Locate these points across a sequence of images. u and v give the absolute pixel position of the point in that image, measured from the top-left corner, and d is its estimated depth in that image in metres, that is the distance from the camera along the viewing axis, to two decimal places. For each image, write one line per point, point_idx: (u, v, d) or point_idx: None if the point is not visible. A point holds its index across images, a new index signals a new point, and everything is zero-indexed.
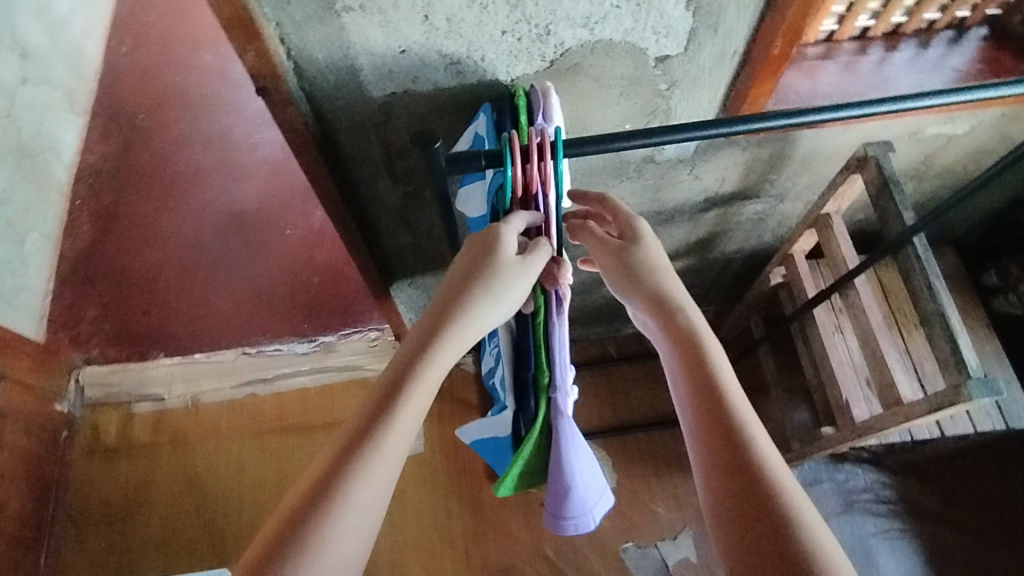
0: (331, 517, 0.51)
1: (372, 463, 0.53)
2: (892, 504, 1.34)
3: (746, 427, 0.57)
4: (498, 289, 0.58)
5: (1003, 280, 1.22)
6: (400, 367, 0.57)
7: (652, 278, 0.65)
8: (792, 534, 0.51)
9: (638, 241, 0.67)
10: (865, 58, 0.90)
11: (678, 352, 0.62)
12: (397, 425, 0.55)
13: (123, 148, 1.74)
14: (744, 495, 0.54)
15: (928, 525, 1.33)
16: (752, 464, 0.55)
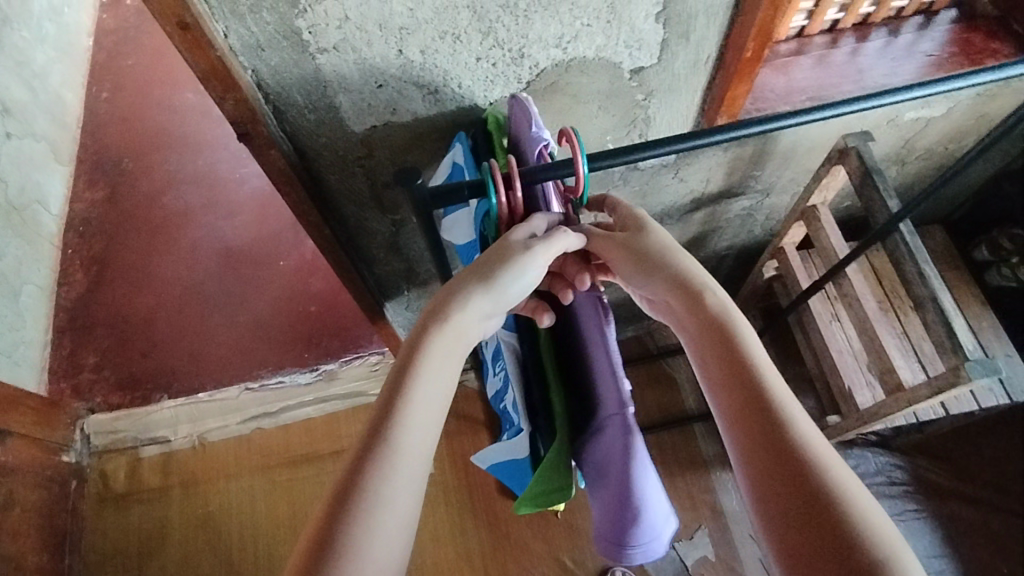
0: (365, 523, 0.48)
1: (400, 462, 0.50)
2: (905, 485, 1.35)
3: (784, 407, 0.52)
4: (514, 278, 0.57)
5: (994, 254, 1.23)
6: (409, 362, 0.54)
7: (666, 262, 0.60)
8: (844, 521, 0.46)
9: (644, 230, 0.63)
10: (837, 51, 0.91)
11: (702, 334, 0.57)
12: (420, 420, 0.52)
13: (111, 194, 1.75)
14: (787, 482, 0.49)
15: (943, 504, 1.33)
16: (794, 447, 0.50)
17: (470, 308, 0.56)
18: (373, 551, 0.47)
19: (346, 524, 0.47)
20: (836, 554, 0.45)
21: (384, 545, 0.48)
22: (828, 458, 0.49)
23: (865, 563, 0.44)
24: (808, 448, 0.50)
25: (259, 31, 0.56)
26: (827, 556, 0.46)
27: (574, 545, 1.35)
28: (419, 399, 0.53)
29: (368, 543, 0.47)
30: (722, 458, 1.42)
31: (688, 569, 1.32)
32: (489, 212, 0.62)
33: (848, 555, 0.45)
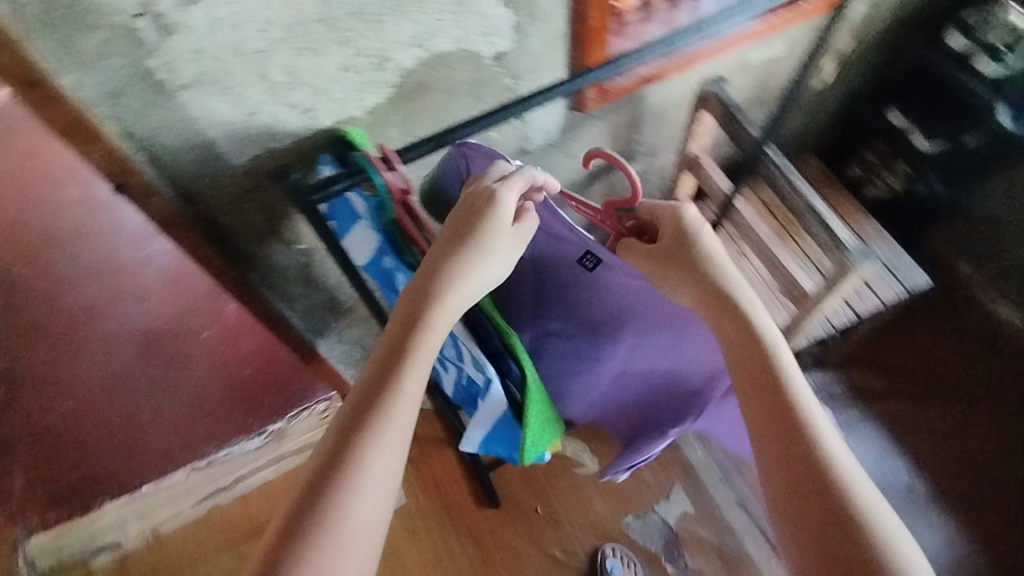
0: (341, 484, 0.54)
1: (379, 431, 0.56)
2: (845, 396, 1.44)
3: (807, 414, 0.60)
4: (490, 256, 0.59)
5: (865, 169, 1.42)
6: (393, 339, 0.60)
7: (705, 276, 0.65)
8: (835, 478, 0.56)
9: (694, 236, 0.66)
10: (679, 11, 0.99)
11: (733, 341, 0.63)
12: (395, 393, 0.57)
13: (4, 305, 1.64)
14: (790, 447, 0.58)
15: (880, 404, 1.43)
16: (798, 420, 0.59)
17: (450, 285, 0.59)
18: (346, 509, 0.53)
19: (326, 485, 0.54)
20: (835, 533, 0.55)
21: (362, 507, 0.54)
22: (824, 430, 0.59)
23: (860, 544, 0.54)
24: (808, 420, 0.59)
25: (111, 79, 0.56)
26: (827, 535, 0.55)
27: (561, 535, 1.37)
28: (398, 374, 0.58)
29: (342, 501, 0.53)
30: None
31: (673, 528, 1.38)
32: (378, 203, 0.64)
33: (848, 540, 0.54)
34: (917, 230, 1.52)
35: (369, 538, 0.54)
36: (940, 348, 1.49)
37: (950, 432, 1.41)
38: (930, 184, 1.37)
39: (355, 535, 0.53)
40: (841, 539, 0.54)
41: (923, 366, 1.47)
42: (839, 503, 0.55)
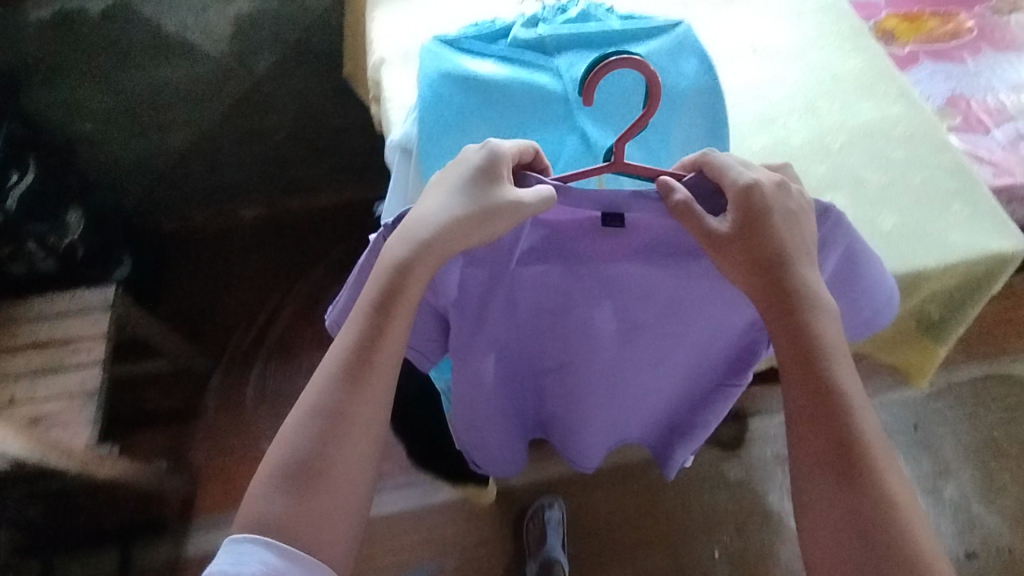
0: (313, 417, 0.59)
1: (353, 372, 0.60)
2: (238, 379, 1.53)
3: (843, 376, 0.58)
4: (461, 201, 0.63)
5: (14, 267, 1.27)
6: (389, 279, 0.62)
7: (787, 271, 0.61)
8: (848, 426, 0.56)
9: (753, 211, 0.62)
10: None
11: (772, 302, 0.61)
12: (370, 339, 0.61)
13: None
14: (809, 379, 0.58)
15: (259, 352, 1.57)
16: (821, 352, 0.59)
17: (427, 224, 0.63)
18: (309, 445, 0.58)
19: (318, 424, 0.59)
20: (857, 493, 0.54)
21: (345, 459, 0.59)
22: (867, 416, 0.57)
23: (881, 507, 0.53)
24: (839, 357, 0.59)
25: None
26: (848, 494, 0.54)
27: None
28: (373, 321, 0.61)
29: (312, 439, 0.59)
30: (178, 541, 1.35)
31: None
32: None
33: (872, 499, 0.53)
34: (132, 241, 1.60)
35: (348, 487, 0.59)
36: (248, 276, 1.68)
37: (292, 307, 1.64)
38: (64, 213, 1.34)
39: (337, 481, 0.58)
40: (868, 503, 0.53)
41: (239, 300, 1.64)
42: (859, 462, 0.54)
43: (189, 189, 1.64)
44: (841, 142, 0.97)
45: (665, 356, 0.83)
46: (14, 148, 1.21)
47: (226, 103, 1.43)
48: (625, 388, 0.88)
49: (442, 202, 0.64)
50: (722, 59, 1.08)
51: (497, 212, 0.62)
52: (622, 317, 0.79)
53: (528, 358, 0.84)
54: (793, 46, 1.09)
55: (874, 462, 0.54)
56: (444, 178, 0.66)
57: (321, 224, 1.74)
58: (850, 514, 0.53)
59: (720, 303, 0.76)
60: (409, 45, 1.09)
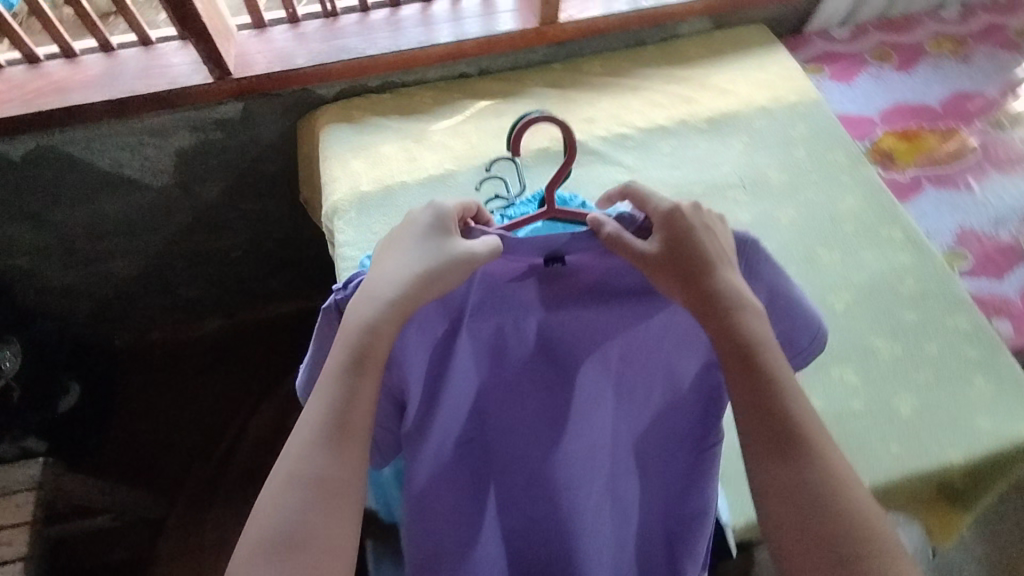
0: (290, 482, 0.53)
1: (328, 430, 0.54)
2: (197, 528, 1.36)
3: (779, 374, 0.53)
4: (421, 259, 0.58)
5: None
6: (356, 341, 0.55)
7: (713, 274, 0.55)
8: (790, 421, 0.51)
9: (678, 230, 0.57)
10: None
11: (709, 303, 0.55)
12: (343, 403, 0.55)
13: None
14: (749, 374, 0.52)
15: (221, 492, 1.40)
16: (754, 349, 0.53)
17: (387, 285, 0.58)
18: (291, 510, 0.52)
19: (294, 492, 0.52)
20: (810, 494, 0.49)
21: (325, 526, 0.52)
22: (803, 409, 0.52)
23: (837, 504, 0.48)
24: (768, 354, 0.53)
25: None
26: (806, 498, 0.49)
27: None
28: (339, 378, 0.55)
29: (295, 501, 0.52)
30: None
31: None
32: None
33: (825, 498, 0.49)
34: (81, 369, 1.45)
35: (323, 559, 0.51)
36: (209, 398, 1.52)
37: (254, 436, 1.46)
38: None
39: (319, 552, 0.51)
40: (822, 502, 0.49)
41: (195, 428, 1.48)
42: (800, 451, 0.50)
43: (143, 307, 1.49)
44: (845, 302, 0.87)
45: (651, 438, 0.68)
46: None
47: (176, 226, 1.29)
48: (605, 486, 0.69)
49: (395, 263, 0.59)
50: (709, 200, 0.98)
51: (454, 265, 0.57)
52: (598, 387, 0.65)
53: (494, 457, 0.68)
54: (785, 182, 1.00)
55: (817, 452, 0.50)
56: (391, 248, 0.62)
57: (283, 340, 1.58)
58: (799, 513, 0.49)
59: (700, 365, 0.64)
60: (363, 191, 0.99)
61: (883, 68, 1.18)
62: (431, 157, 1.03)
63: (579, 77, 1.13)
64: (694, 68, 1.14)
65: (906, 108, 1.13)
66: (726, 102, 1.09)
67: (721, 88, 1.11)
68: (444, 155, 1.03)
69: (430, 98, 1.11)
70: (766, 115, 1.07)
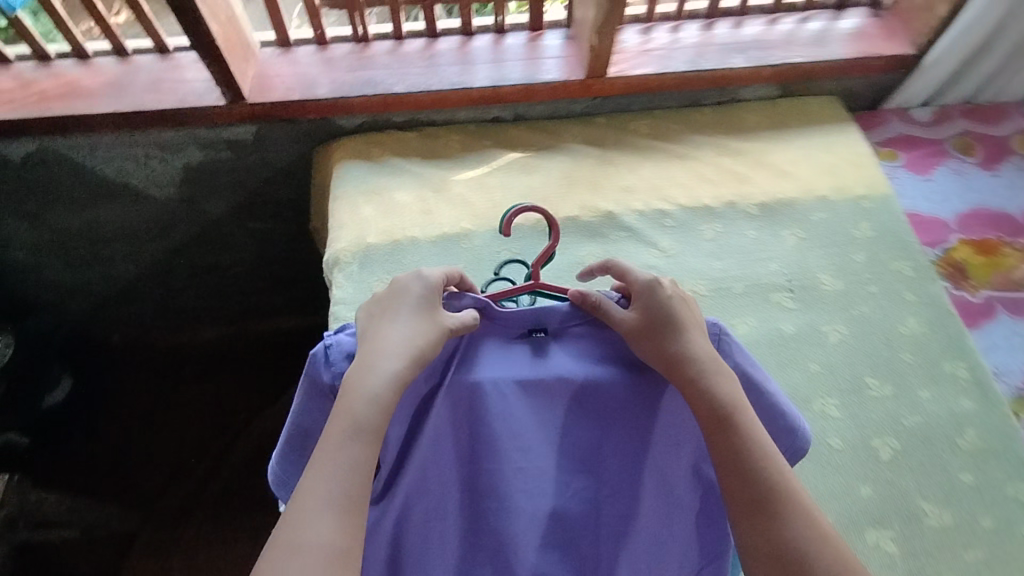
0: (296, 550, 0.48)
1: (333, 494, 0.51)
2: (165, 551, 1.29)
3: (749, 428, 0.57)
4: (413, 325, 0.60)
5: None
6: (358, 410, 0.54)
7: (683, 337, 0.61)
8: (760, 482, 0.54)
9: (656, 298, 0.63)
10: None
11: (683, 365, 0.60)
12: (346, 469, 0.52)
13: None
14: (721, 432, 0.57)
15: (199, 515, 1.33)
16: (725, 412, 0.57)
17: (383, 350, 0.58)
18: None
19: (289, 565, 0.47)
20: (788, 534, 0.52)
21: None
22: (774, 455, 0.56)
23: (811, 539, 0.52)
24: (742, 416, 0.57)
25: None
26: (786, 537, 0.52)
27: None
28: (338, 446, 0.53)
29: (304, 567, 0.47)
30: None
31: None
32: None
33: (803, 533, 0.52)
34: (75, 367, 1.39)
35: None
36: (200, 408, 1.45)
37: (239, 459, 1.39)
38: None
39: None
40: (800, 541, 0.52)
41: (178, 444, 1.41)
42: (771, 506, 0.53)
43: (142, 308, 1.43)
44: (891, 452, 0.77)
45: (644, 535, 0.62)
46: None
47: (181, 235, 1.23)
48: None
49: (384, 328, 0.60)
50: (750, 303, 0.88)
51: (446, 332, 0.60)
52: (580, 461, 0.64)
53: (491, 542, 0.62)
54: (837, 292, 0.89)
55: (785, 510, 0.53)
56: (376, 313, 0.62)
57: (282, 358, 1.51)
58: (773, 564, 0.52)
59: (686, 459, 0.63)
60: (368, 244, 0.91)
61: (964, 163, 1.05)
62: (449, 212, 0.94)
63: (622, 137, 1.03)
64: (751, 141, 1.03)
65: (986, 215, 0.99)
66: (783, 186, 0.97)
67: (780, 168, 0.99)
68: (462, 212, 0.94)
69: (456, 142, 1.02)
70: (826, 207, 0.96)
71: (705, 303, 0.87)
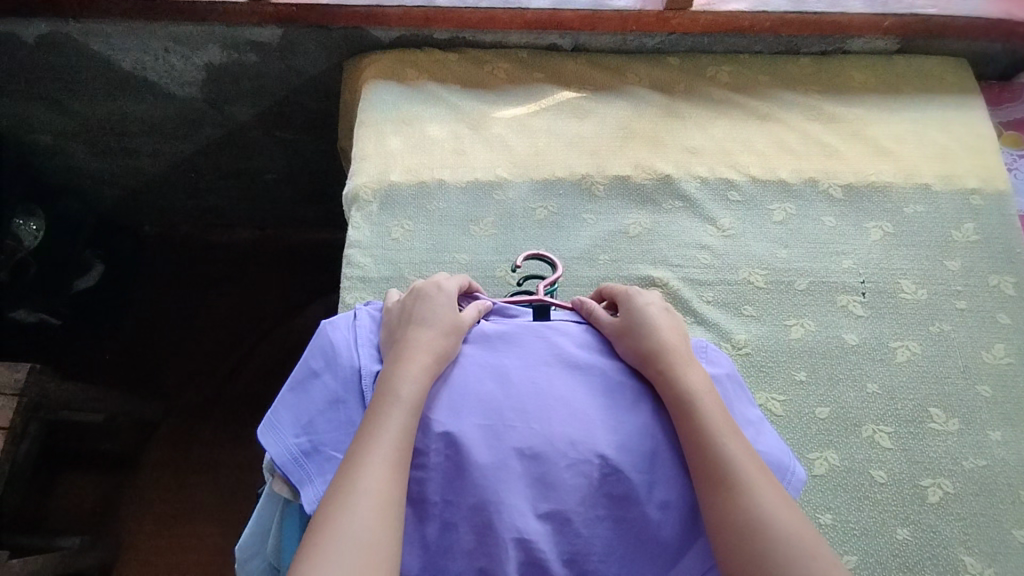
0: (348, 503, 0.44)
1: (383, 449, 0.47)
2: (185, 444, 1.34)
3: (714, 412, 0.51)
4: (433, 323, 0.57)
5: None
6: (419, 372, 0.52)
7: (653, 326, 0.57)
8: (722, 455, 0.49)
9: (632, 302, 0.60)
10: None
11: (646, 352, 0.56)
12: (394, 427, 0.48)
13: None
14: (679, 411, 0.52)
15: (217, 413, 1.37)
16: (689, 393, 0.52)
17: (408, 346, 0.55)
18: (359, 528, 0.43)
19: (362, 510, 0.43)
20: (743, 512, 0.46)
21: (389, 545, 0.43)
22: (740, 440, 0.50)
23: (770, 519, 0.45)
24: (708, 399, 0.52)
25: None
26: (740, 518, 0.46)
27: None
28: (382, 407, 0.49)
29: (360, 517, 0.43)
30: None
31: None
32: None
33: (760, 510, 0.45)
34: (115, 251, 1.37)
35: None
36: (226, 312, 1.44)
37: (259, 368, 1.40)
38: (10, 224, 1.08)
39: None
40: (757, 520, 0.45)
41: (202, 344, 1.41)
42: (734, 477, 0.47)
43: (172, 204, 1.38)
44: (940, 495, 0.67)
45: (640, 516, 0.51)
46: None
47: (206, 136, 1.15)
48: (588, 564, 0.50)
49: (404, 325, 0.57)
50: (812, 302, 0.77)
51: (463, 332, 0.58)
52: (584, 424, 0.52)
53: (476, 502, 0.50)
54: (920, 302, 0.77)
55: (750, 485, 0.47)
56: (399, 309, 0.60)
57: (308, 272, 1.47)
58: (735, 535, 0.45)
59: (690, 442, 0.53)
60: (391, 182, 0.82)
61: None
62: (484, 154, 0.84)
63: (696, 84, 0.89)
64: (851, 106, 0.87)
65: None
66: (877, 166, 0.83)
67: (878, 143, 0.84)
68: (500, 156, 0.83)
69: (504, 70, 0.89)
70: (926, 199, 0.82)
71: (761, 296, 0.77)
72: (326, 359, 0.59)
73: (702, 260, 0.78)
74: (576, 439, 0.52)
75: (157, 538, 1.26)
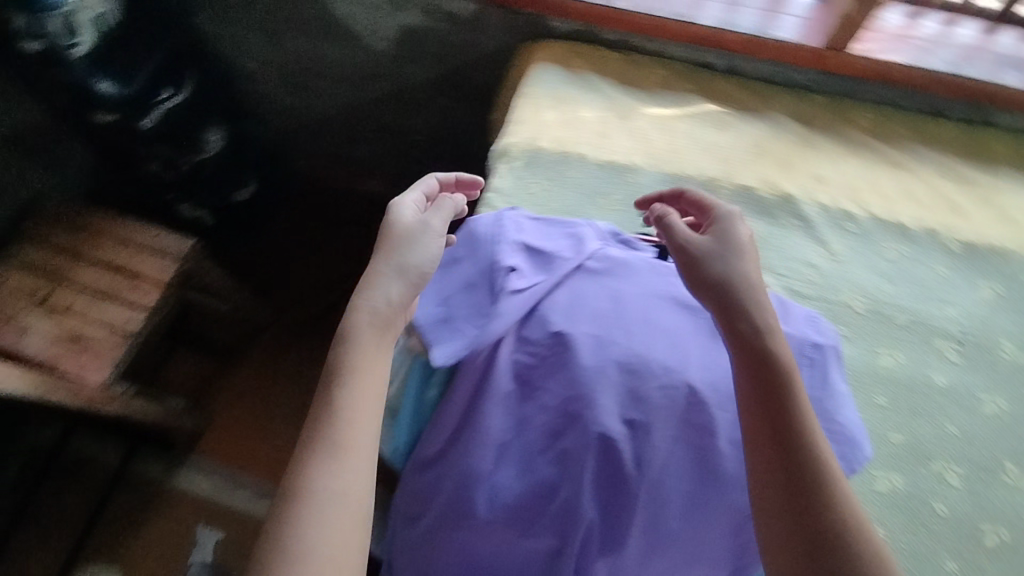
0: (289, 506, 0.46)
1: (330, 448, 0.49)
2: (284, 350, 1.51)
3: (793, 380, 0.52)
4: (383, 251, 0.59)
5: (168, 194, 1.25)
6: (354, 340, 0.54)
7: (744, 271, 0.57)
8: (797, 422, 0.50)
9: (729, 234, 0.60)
10: None
11: (733, 300, 0.55)
12: (338, 417, 0.50)
13: None
14: (760, 370, 0.52)
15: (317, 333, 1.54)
16: (773, 356, 0.52)
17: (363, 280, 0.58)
18: (308, 530, 0.46)
19: (295, 510, 0.46)
20: (817, 491, 0.47)
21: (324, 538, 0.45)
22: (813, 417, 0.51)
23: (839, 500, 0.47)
24: (789, 364, 0.52)
25: None
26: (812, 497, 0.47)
27: None
28: (324, 400, 0.51)
29: (308, 520, 0.46)
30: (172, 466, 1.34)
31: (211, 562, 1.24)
32: None
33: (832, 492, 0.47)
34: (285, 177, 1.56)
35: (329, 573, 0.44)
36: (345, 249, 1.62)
37: None
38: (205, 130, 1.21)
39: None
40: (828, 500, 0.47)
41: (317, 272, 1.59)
42: (800, 451, 0.48)
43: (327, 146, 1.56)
44: (998, 542, 0.68)
45: (714, 447, 0.53)
46: (175, 60, 1.13)
47: (381, 89, 1.33)
48: (661, 480, 0.52)
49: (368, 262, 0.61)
50: (906, 338, 0.80)
51: (412, 243, 0.59)
52: (675, 355, 0.56)
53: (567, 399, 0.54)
54: (1017, 365, 0.78)
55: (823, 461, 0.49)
56: None
57: None
58: (786, 500, 0.47)
59: None
60: (539, 147, 0.92)
61: None
62: (625, 141, 0.93)
63: (835, 123, 0.95)
64: (986, 172, 0.90)
65: None
66: (1000, 232, 0.86)
67: (1006, 212, 0.87)
68: (639, 146, 0.93)
69: (659, 76, 0.99)
70: None
71: (859, 322, 0.80)
72: (468, 249, 0.64)
73: (809, 277, 0.83)
74: (670, 366, 0.55)
75: (240, 424, 1.41)
